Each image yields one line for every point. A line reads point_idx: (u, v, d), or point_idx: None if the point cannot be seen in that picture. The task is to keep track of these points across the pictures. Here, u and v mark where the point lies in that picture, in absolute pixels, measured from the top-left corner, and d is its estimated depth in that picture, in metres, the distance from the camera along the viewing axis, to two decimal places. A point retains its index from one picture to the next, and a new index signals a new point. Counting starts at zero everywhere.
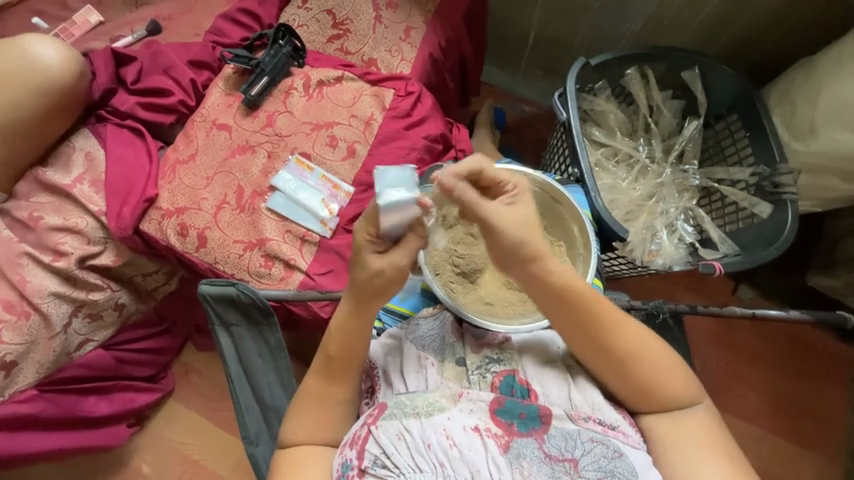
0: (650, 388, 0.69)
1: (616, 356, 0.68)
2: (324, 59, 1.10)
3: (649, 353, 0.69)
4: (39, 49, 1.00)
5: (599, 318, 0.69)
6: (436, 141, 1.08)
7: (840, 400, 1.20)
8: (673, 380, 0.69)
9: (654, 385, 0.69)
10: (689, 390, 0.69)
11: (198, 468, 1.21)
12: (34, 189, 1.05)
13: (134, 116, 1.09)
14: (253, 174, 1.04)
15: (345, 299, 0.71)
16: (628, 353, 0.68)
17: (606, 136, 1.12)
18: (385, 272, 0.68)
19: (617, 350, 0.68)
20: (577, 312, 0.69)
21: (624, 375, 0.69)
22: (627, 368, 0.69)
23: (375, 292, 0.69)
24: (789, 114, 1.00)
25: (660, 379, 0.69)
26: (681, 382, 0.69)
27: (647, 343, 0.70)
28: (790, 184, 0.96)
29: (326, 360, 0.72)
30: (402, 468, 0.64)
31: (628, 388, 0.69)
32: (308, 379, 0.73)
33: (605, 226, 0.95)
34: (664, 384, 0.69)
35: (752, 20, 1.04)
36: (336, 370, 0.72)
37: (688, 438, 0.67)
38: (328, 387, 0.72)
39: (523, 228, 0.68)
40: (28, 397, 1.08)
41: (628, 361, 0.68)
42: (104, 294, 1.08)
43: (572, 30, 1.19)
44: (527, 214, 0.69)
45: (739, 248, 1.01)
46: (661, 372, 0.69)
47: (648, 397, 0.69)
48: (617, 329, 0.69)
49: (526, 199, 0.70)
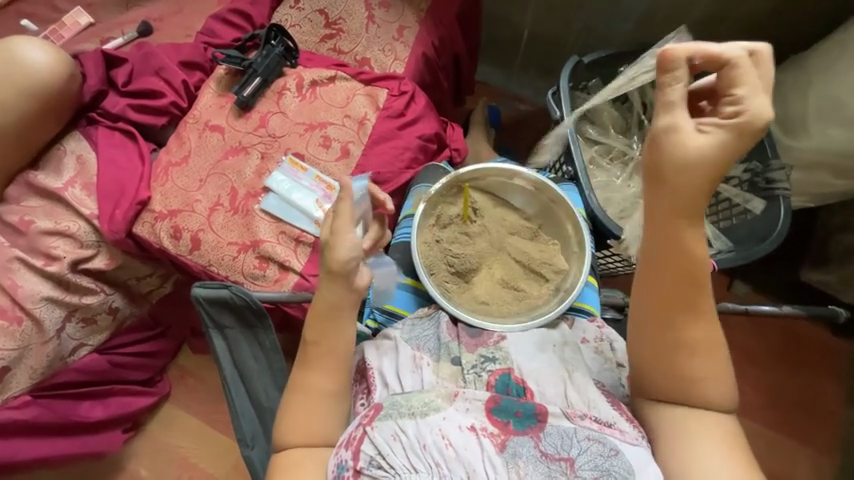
0: (692, 387, 0.65)
1: (677, 341, 0.64)
2: (317, 59, 1.10)
3: (710, 353, 0.65)
4: (28, 51, 0.99)
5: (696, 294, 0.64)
6: (430, 141, 1.08)
7: (834, 393, 1.20)
8: (718, 385, 0.65)
9: (694, 384, 0.65)
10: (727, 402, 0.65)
11: (195, 471, 1.21)
12: (24, 193, 1.04)
13: (125, 118, 1.08)
14: (246, 175, 1.04)
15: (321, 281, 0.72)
16: (690, 345, 0.64)
17: (600, 134, 1.12)
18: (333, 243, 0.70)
19: (682, 337, 0.64)
20: (681, 274, 0.63)
21: (674, 365, 0.65)
22: (679, 359, 0.65)
23: (339, 269, 0.70)
24: (780, 110, 1.01)
25: (702, 382, 0.65)
26: (726, 390, 0.65)
27: (713, 345, 0.65)
28: (782, 179, 0.97)
29: (303, 346, 0.73)
30: (397, 469, 0.63)
31: (666, 379, 0.66)
32: (294, 372, 0.73)
33: (600, 225, 0.97)
34: (707, 388, 0.64)
35: (743, 18, 1.05)
36: (313, 358, 0.72)
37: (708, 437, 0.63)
38: (312, 375, 0.72)
39: (701, 161, 0.59)
40: (22, 403, 1.06)
41: (686, 350, 0.64)
42: (97, 298, 1.07)
43: (565, 28, 1.19)
44: (716, 152, 0.59)
45: (732, 245, 1.00)
46: (711, 377, 0.65)
47: (683, 393, 0.65)
48: (698, 318, 0.64)
49: (732, 135, 0.59)
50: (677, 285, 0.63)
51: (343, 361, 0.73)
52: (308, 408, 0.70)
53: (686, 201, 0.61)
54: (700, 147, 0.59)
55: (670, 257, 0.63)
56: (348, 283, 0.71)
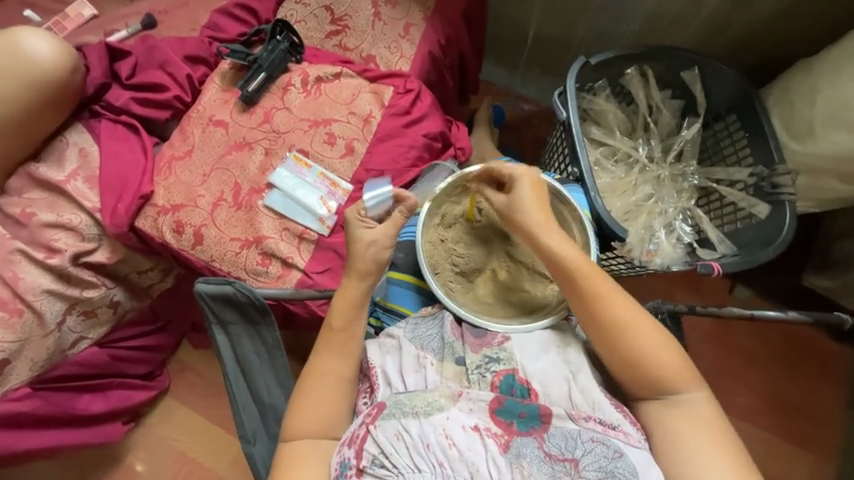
0: (641, 368, 0.70)
1: (601, 330, 0.71)
2: (323, 56, 1.09)
3: (635, 330, 0.70)
4: (30, 44, 0.98)
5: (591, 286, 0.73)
6: (435, 139, 1.08)
7: (834, 398, 1.20)
8: (661, 361, 0.69)
9: (639, 361, 0.70)
10: (686, 376, 0.70)
11: (195, 466, 1.21)
12: (26, 185, 1.03)
13: (129, 111, 1.07)
14: (250, 171, 1.03)
15: (353, 275, 0.79)
16: (614, 331, 0.71)
17: (605, 135, 1.11)
18: (378, 239, 0.80)
19: (602, 325, 0.71)
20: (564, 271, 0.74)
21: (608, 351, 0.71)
22: (614, 344, 0.71)
23: (376, 264, 0.80)
24: (787, 114, 1.00)
25: (646, 359, 0.70)
26: (672, 358, 0.70)
27: (636, 321, 0.71)
28: (787, 185, 0.96)
29: (329, 333, 0.77)
30: (400, 468, 0.64)
31: (616, 369, 0.71)
32: (314, 358, 0.77)
33: (604, 226, 0.96)
34: (655, 365, 0.69)
35: (750, 22, 1.04)
36: (336, 343, 0.77)
37: (698, 437, 0.66)
38: (342, 364, 0.76)
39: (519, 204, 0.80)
40: (22, 395, 1.05)
41: (613, 335, 0.71)
42: (98, 292, 1.06)
43: (571, 29, 1.19)
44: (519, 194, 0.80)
45: (737, 249, 1.01)
46: (653, 351, 0.70)
47: (641, 379, 0.70)
48: (603, 301, 0.72)
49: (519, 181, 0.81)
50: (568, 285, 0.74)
51: (357, 349, 0.77)
52: (321, 393, 0.74)
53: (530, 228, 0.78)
54: (514, 202, 0.80)
55: (555, 268, 0.75)
56: (373, 278, 0.80)
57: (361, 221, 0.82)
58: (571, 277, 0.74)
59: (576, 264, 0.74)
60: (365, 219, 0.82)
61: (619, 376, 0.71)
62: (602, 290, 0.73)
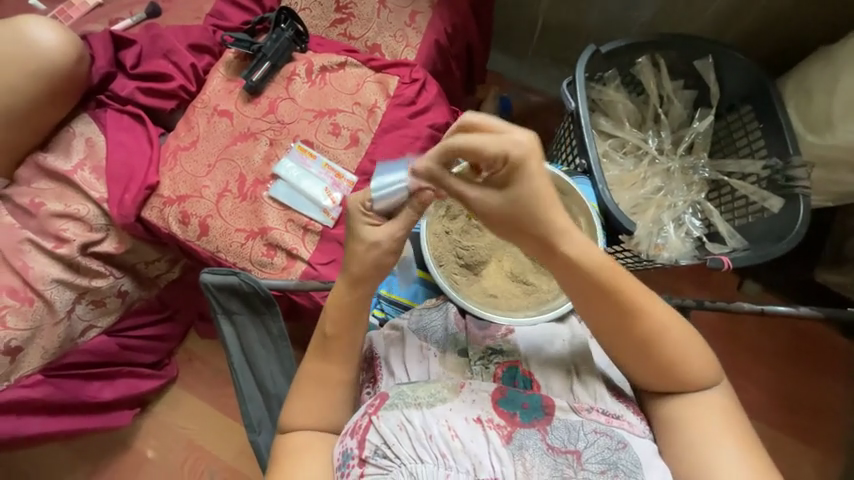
0: (670, 367, 0.65)
1: (636, 347, 0.64)
2: (327, 45, 1.08)
3: (673, 336, 0.64)
4: (37, 32, 0.98)
5: (626, 296, 0.63)
6: (441, 130, 1.06)
7: (841, 393, 1.19)
8: (695, 364, 0.65)
9: (675, 364, 0.64)
10: (711, 372, 0.66)
11: (202, 451, 1.23)
12: (35, 175, 1.04)
13: (133, 101, 1.07)
14: (254, 162, 1.03)
15: (347, 284, 0.71)
16: (652, 340, 0.64)
17: (614, 127, 1.09)
18: (382, 243, 0.70)
19: (639, 334, 0.64)
20: (593, 288, 0.64)
21: (647, 363, 0.65)
22: (649, 351, 0.64)
23: (374, 268, 0.70)
24: (804, 104, 0.97)
25: (682, 358, 0.64)
26: (695, 350, 0.65)
27: (674, 324, 0.65)
28: (802, 178, 0.94)
29: (323, 339, 0.71)
30: (402, 459, 0.62)
31: (648, 371, 0.66)
32: (305, 363, 0.72)
33: (611, 220, 0.92)
34: (686, 364, 0.65)
35: (767, 10, 1.01)
36: (331, 351, 0.71)
37: (711, 427, 0.63)
38: (328, 369, 0.71)
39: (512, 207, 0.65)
40: (34, 382, 1.08)
41: (651, 344, 0.64)
42: (107, 281, 1.08)
43: (582, 15, 1.16)
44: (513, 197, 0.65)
45: (748, 244, 0.98)
46: (687, 354, 0.65)
47: (671, 378, 0.65)
48: (646, 310, 0.63)
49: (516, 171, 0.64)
50: (602, 297, 0.64)
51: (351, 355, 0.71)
52: (315, 399, 0.70)
53: (546, 237, 0.65)
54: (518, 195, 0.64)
55: (576, 274, 0.64)
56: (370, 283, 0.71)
57: (365, 216, 0.71)
58: (606, 290, 0.63)
59: (605, 272, 0.64)
60: (370, 213, 0.71)
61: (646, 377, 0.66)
62: (640, 298, 0.64)
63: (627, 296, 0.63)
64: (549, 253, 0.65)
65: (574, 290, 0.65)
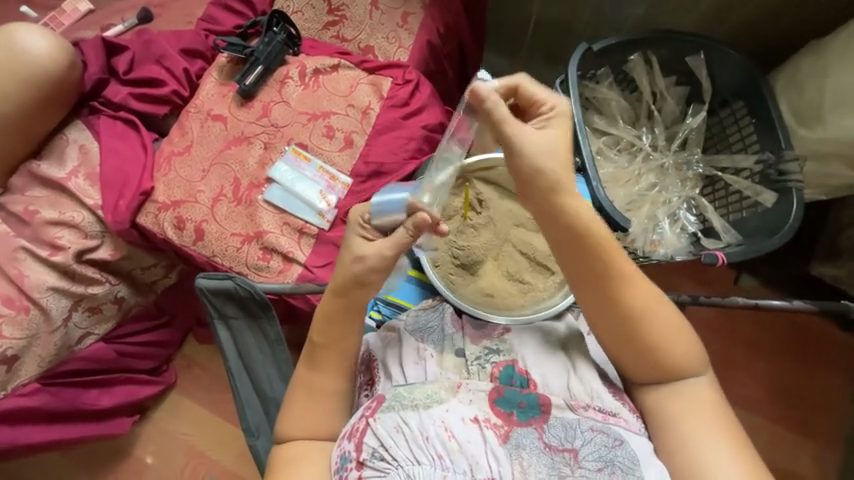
0: (651, 350, 0.65)
1: (620, 322, 0.65)
2: (320, 48, 1.08)
3: (652, 315, 0.65)
4: (29, 41, 0.98)
5: (611, 262, 0.65)
6: (435, 131, 1.06)
7: (839, 386, 1.19)
8: (676, 350, 0.65)
9: (655, 347, 0.65)
10: (696, 362, 0.66)
11: (202, 456, 1.23)
12: (29, 183, 1.03)
13: (127, 107, 1.07)
14: (249, 166, 1.03)
15: (333, 293, 0.69)
16: (634, 317, 0.65)
17: (608, 124, 1.10)
18: (368, 257, 0.67)
19: (623, 307, 0.65)
20: (582, 255, 0.65)
21: (628, 342, 0.66)
22: (630, 329, 0.65)
23: (355, 282, 0.68)
24: (796, 98, 0.98)
25: (662, 342, 0.65)
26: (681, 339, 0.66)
27: (658, 303, 0.66)
28: (795, 171, 0.95)
29: (312, 348, 0.71)
30: (399, 460, 0.62)
31: (629, 352, 0.66)
32: (299, 368, 0.72)
33: (606, 217, 0.94)
34: (665, 347, 0.65)
35: (759, 5, 1.01)
36: (319, 359, 0.71)
37: (698, 422, 0.64)
38: (320, 376, 0.70)
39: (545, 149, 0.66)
40: (32, 390, 1.08)
41: (632, 320, 0.65)
42: (103, 288, 1.07)
43: (574, 14, 1.16)
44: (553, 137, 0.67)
45: (742, 238, 1.00)
46: (668, 337, 0.65)
47: (660, 367, 0.66)
48: (628, 281, 0.65)
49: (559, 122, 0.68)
50: (590, 265, 0.65)
51: (344, 361, 0.71)
52: (312, 404, 0.70)
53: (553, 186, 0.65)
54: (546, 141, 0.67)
55: (572, 230, 0.65)
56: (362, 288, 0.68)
57: (361, 226, 0.70)
58: (594, 256, 0.65)
59: (595, 238, 0.65)
60: (366, 224, 0.70)
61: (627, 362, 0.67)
62: (625, 269, 0.66)
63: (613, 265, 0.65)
64: (556, 203, 0.65)
65: (563, 257, 0.67)
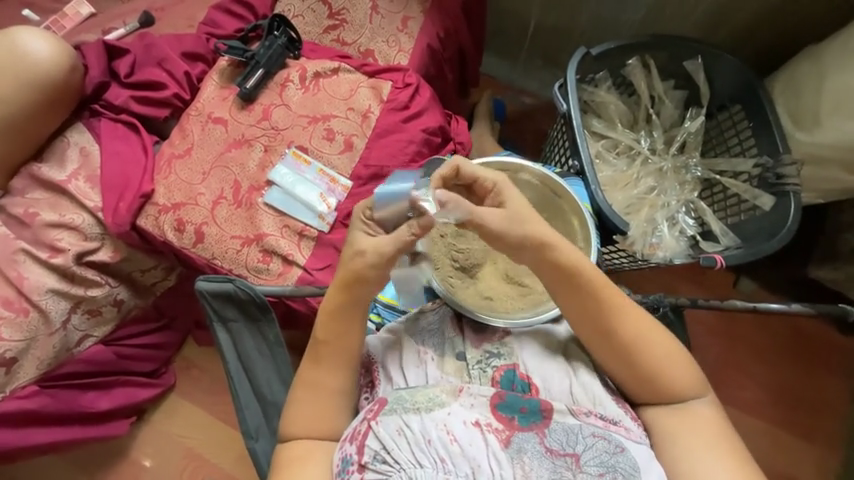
0: (650, 377, 0.67)
1: (617, 351, 0.67)
2: (321, 51, 1.08)
3: (648, 345, 0.67)
4: (31, 44, 0.98)
5: (605, 297, 0.67)
6: (435, 134, 1.06)
7: (839, 390, 1.20)
8: (675, 375, 0.68)
9: (657, 375, 0.67)
10: (697, 384, 0.69)
11: (200, 459, 1.22)
12: (29, 186, 1.04)
13: (128, 110, 1.07)
14: (249, 169, 1.03)
15: (333, 293, 0.70)
16: (630, 347, 0.67)
17: (606, 127, 1.10)
18: (366, 252, 0.68)
19: (620, 338, 0.67)
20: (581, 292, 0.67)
21: (629, 371, 0.68)
22: (630, 357, 0.67)
23: (354, 277, 0.68)
24: (792, 102, 0.99)
25: (663, 370, 0.67)
26: (667, 359, 0.68)
27: (651, 333, 0.68)
28: (792, 175, 0.95)
29: (314, 345, 0.71)
30: (401, 463, 0.62)
31: (629, 378, 0.68)
32: (300, 369, 0.72)
33: (604, 219, 0.94)
34: (664, 375, 0.67)
35: (757, 10, 1.02)
36: (325, 356, 0.71)
37: (698, 433, 0.65)
38: (320, 373, 0.71)
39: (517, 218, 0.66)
40: (30, 393, 1.08)
41: (628, 349, 0.67)
42: (102, 290, 1.07)
43: (573, 19, 1.17)
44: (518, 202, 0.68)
45: (740, 241, 1.00)
46: (666, 365, 0.68)
47: (648, 383, 0.68)
48: (618, 312, 0.67)
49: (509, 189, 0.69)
50: (584, 298, 0.67)
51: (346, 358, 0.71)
52: (312, 403, 0.70)
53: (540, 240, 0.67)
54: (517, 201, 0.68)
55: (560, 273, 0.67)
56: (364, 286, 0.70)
57: (364, 224, 0.70)
58: (588, 291, 0.67)
59: (588, 276, 0.67)
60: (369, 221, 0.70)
61: (631, 389, 0.69)
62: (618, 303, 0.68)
63: (589, 281, 0.67)
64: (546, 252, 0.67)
65: (558, 288, 0.68)
